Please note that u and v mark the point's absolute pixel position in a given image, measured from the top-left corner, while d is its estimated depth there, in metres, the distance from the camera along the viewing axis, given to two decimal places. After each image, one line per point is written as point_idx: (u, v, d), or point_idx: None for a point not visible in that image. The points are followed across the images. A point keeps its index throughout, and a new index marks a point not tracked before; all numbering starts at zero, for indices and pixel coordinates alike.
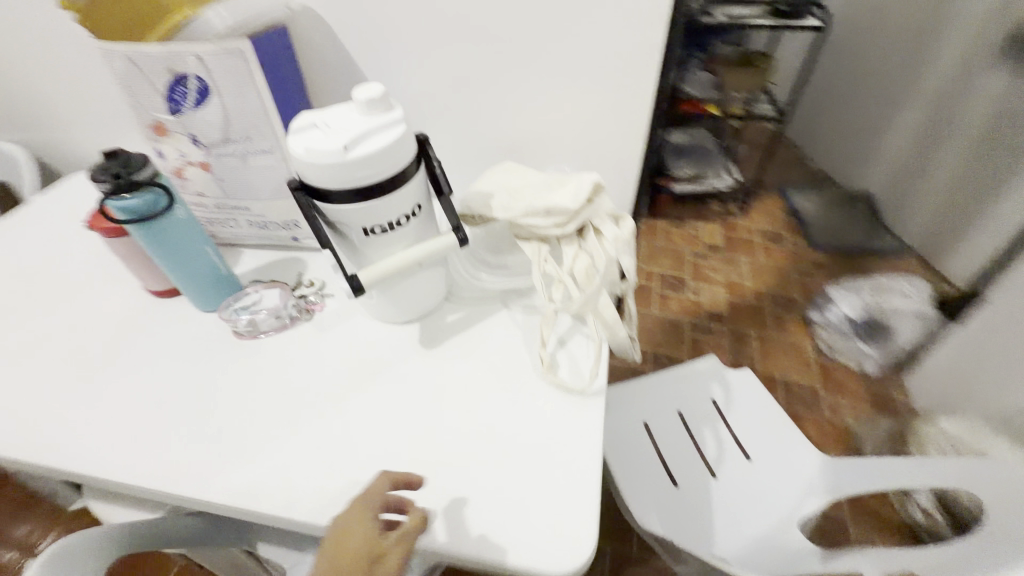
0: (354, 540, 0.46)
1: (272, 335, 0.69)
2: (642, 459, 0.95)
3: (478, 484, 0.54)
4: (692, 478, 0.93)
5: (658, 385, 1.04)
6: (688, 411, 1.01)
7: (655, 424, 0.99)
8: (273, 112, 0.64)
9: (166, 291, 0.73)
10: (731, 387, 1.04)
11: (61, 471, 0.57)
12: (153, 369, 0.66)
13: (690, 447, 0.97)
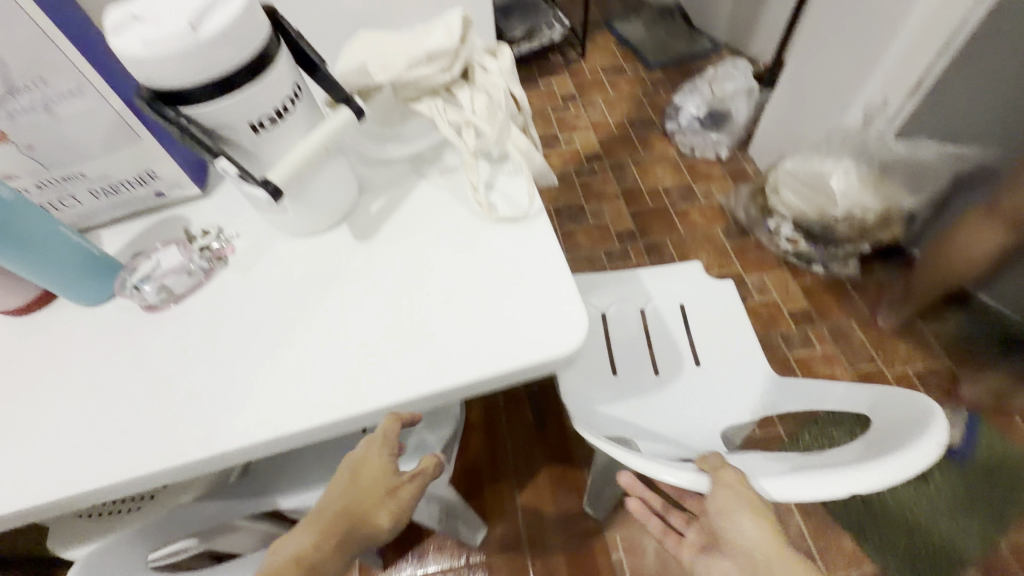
0: (369, 470, 0.60)
1: (193, 295, 0.62)
2: (599, 359, 1.00)
3: (470, 324, 0.56)
4: (639, 368, 0.99)
5: (616, 287, 1.05)
6: (652, 310, 1.04)
7: (613, 314, 1.04)
8: (60, 35, 0.52)
9: (35, 299, 0.62)
10: (698, 283, 1.07)
11: (25, 509, 0.50)
12: (73, 375, 0.57)
13: (645, 344, 1.01)
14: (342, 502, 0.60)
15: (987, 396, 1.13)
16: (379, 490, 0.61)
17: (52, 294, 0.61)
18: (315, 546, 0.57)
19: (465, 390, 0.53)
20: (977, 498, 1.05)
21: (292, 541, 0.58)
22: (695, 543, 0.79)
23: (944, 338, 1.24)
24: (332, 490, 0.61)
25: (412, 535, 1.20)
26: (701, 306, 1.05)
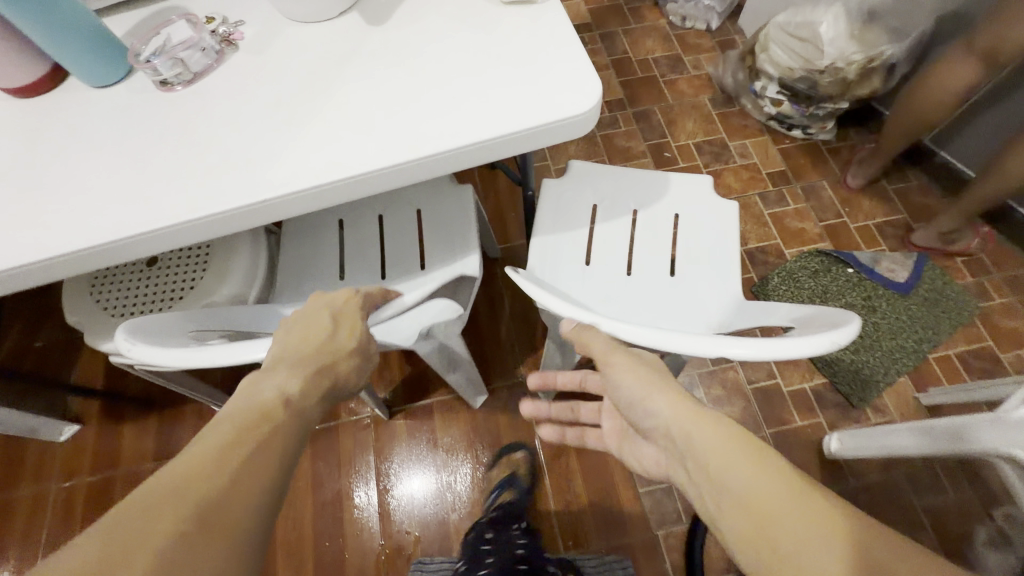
0: (344, 327, 0.60)
1: (209, 74, 0.63)
2: (573, 247, 0.87)
3: (486, 94, 0.59)
4: (613, 261, 0.87)
5: (614, 179, 0.93)
6: (645, 215, 0.90)
7: (605, 205, 0.91)
8: None
9: (42, 78, 0.61)
10: (701, 192, 0.91)
11: (93, 249, 0.55)
12: (109, 145, 0.60)
13: (625, 239, 0.89)
14: (308, 349, 0.56)
15: (935, 238, 1.25)
16: (341, 342, 0.59)
17: (49, 56, 0.60)
18: (297, 380, 0.51)
19: (488, 149, 0.59)
20: (915, 322, 1.21)
21: (265, 384, 0.50)
22: (617, 429, 0.70)
23: (903, 194, 1.36)
24: (280, 344, 0.55)
25: (422, 387, 1.23)
26: (699, 223, 0.89)
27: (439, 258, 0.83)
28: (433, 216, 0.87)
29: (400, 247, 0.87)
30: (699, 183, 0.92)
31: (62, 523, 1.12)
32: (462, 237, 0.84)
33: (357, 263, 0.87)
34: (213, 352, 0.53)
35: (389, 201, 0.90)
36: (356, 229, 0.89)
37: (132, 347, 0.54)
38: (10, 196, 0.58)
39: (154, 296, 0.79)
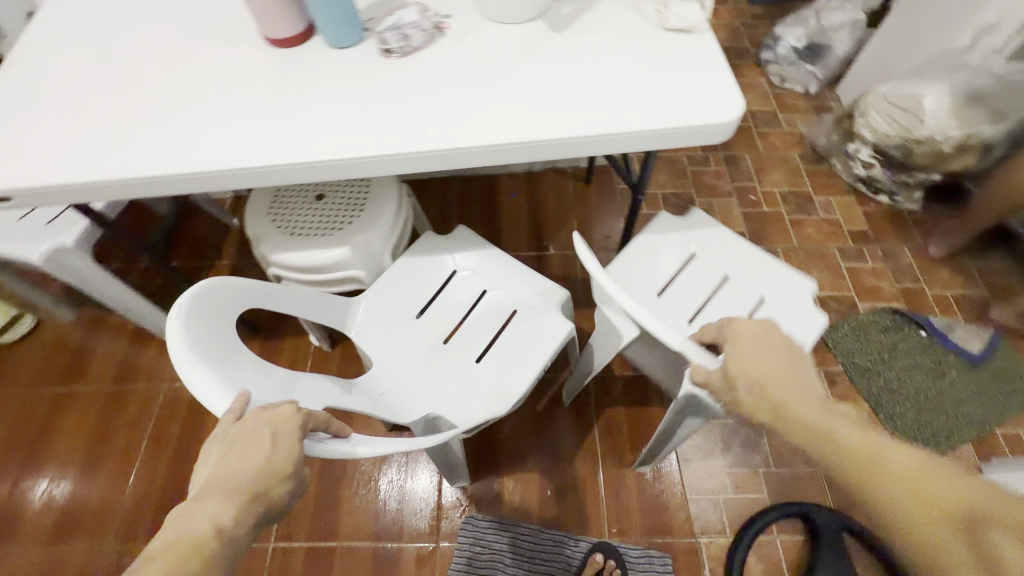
0: (283, 443, 0.54)
1: (420, 50, 0.78)
2: (651, 276, 0.93)
3: (646, 95, 0.72)
4: (681, 307, 0.90)
5: (718, 242, 0.95)
6: (732, 285, 0.91)
7: (700, 259, 0.94)
8: None
9: (296, 37, 0.79)
10: (796, 293, 0.89)
11: (317, 164, 0.70)
12: (335, 90, 0.75)
13: (702, 297, 0.91)
14: (236, 468, 0.52)
15: (1014, 316, 1.29)
16: (279, 464, 0.53)
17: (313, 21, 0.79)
18: (230, 509, 0.49)
19: (640, 140, 0.70)
20: (984, 394, 1.21)
21: (197, 514, 0.48)
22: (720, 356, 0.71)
23: (985, 274, 1.38)
24: (217, 463, 0.52)
25: None
26: (781, 318, 0.87)
27: (494, 365, 0.88)
28: (515, 328, 0.91)
29: (472, 333, 0.93)
30: (804, 288, 0.89)
31: (168, 417, 1.27)
32: (517, 364, 0.86)
33: (434, 320, 0.94)
34: (197, 375, 0.57)
35: (499, 282, 0.95)
36: (451, 293, 0.95)
37: (177, 314, 0.61)
38: (259, 115, 0.74)
39: (317, 222, 0.96)
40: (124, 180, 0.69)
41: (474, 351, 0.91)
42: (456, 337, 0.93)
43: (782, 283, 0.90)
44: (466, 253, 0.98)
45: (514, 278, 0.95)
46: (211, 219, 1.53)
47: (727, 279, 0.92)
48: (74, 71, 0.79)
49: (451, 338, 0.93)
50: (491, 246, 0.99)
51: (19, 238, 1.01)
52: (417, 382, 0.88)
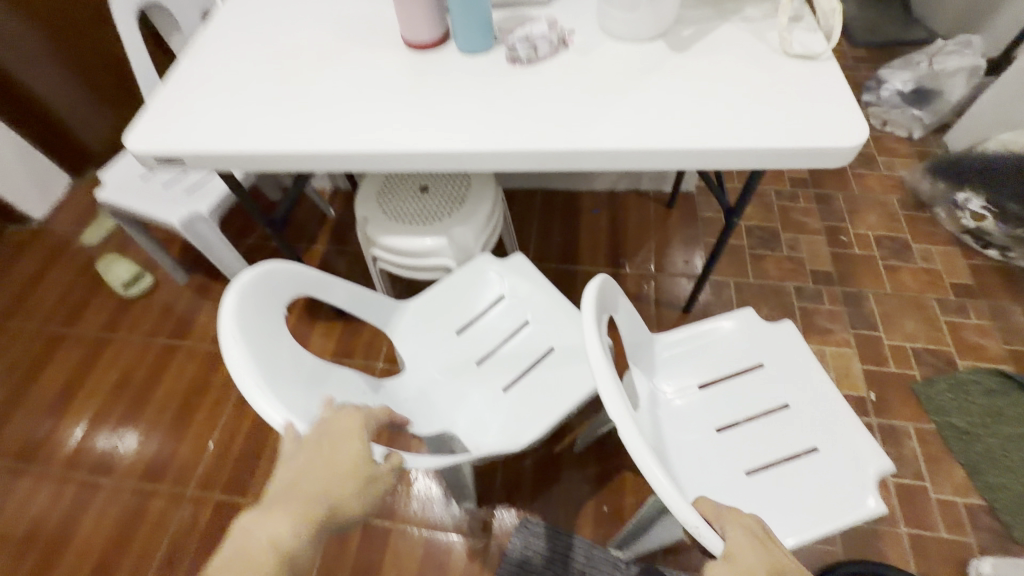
0: (348, 450, 0.52)
1: (544, 61, 0.84)
2: (703, 369, 0.89)
3: (766, 116, 0.73)
4: (722, 411, 0.85)
5: (788, 369, 0.88)
6: (787, 415, 0.83)
7: (761, 375, 0.87)
8: None
9: (431, 43, 0.87)
10: (858, 465, 0.77)
11: (444, 154, 0.76)
12: (463, 91, 0.82)
13: (747, 411, 0.84)
14: (305, 483, 0.50)
15: None
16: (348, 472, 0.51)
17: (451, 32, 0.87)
18: (296, 533, 0.48)
19: (752, 161, 0.72)
20: None
21: (269, 525, 0.48)
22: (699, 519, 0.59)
23: None
24: (286, 475, 0.51)
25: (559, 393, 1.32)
26: (825, 478, 0.76)
27: (519, 402, 0.84)
28: (552, 368, 0.86)
29: (507, 361, 0.89)
30: (872, 471, 0.76)
31: None
32: (537, 405, 0.82)
33: (472, 341, 0.92)
34: (235, 354, 0.53)
35: (543, 317, 0.92)
36: (494, 319, 0.93)
37: (237, 289, 0.59)
38: (393, 109, 0.81)
39: (418, 212, 1.03)
40: (275, 154, 0.78)
41: (502, 381, 0.87)
42: (489, 360, 0.89)
43: (846, 441, 0.79)
44: (523, 280, 0.95)
45: (565, 317, 0.90)
46: (310, 207, 1.66)
47: (785, 409, 0.84)
48: (236, 63, 0.91)
49: (486, 359, 0.90)
50: (549, 284, 0.94)
51: (163, 203, 1.15)
52: (444, 396, 0.86)
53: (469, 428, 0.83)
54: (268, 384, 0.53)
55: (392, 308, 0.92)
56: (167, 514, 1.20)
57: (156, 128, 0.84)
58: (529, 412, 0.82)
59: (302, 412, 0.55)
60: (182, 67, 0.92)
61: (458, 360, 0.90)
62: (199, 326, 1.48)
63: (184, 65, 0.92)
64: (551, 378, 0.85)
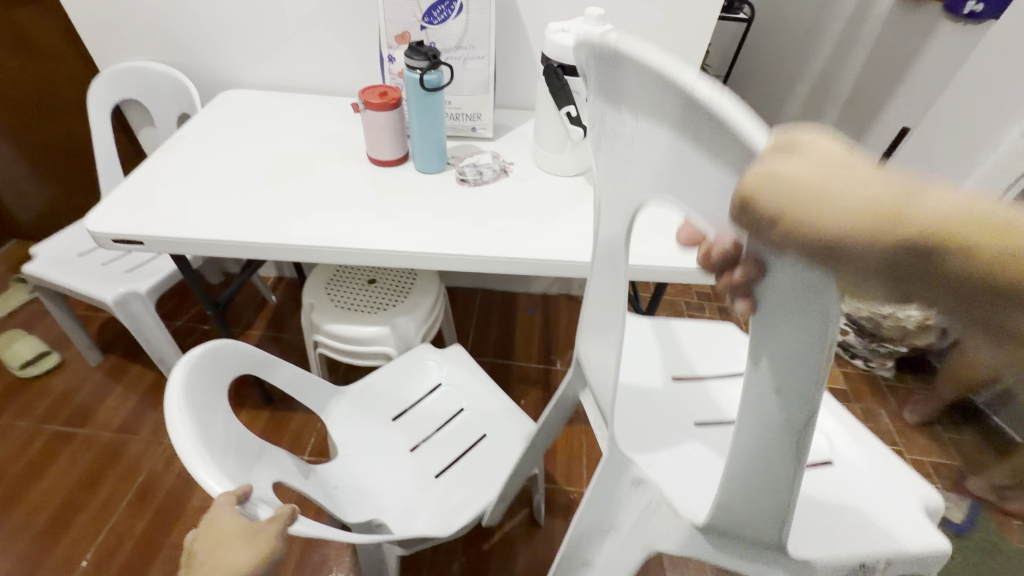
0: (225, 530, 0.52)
1: (487, 185, 1.00)
2: (676, 367, 0.86)
3: (662, 241, 0.91)
4: (698, 411, 0.80)
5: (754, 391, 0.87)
6: None
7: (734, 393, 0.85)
8: (490, 42, 1.00)
9: (392, 161, 1.02)
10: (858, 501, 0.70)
11: (396, 251, 0.86)
12: (416, 202, 0.95)
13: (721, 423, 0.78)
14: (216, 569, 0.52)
15: (988, 490, 1.33)
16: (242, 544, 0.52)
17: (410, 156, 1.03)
18: None
19: (654, 274, 0.88)
20: (972, 566, 1.22)
21: None
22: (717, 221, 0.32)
23: (957, 445, 1.48)
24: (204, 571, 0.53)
25: None
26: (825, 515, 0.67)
27: (449, 488, 0.85)
28: (485, 454, 0.90)
29: (443, 447, 0.92)
30: (891, 498, 0.70)
31: (158, 475, 1.25)
32: (469, 491, 0.85)
33: (410, 426, 0.95)
34: (180, 423, 0.56)
35: (478, 404, 0.98)
36: (431, 406, 0.98)
37: (186, 362, 0.63)
38: (353, 211, 0.92)
39: (365, 302, 1.10)
40: (238, 243, 0.85)
41: (437, 466, 0.89)
42: (424, 447, 0.92)
43: None
44: (460, 370, 1.02)
45: (498, 405, 0.97)
46: (252, 293, 1.67)
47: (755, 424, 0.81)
48: (210, 160, 1.00)
49: (421, 446, 0.92)
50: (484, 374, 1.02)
51: (101, 279, 1.14)
52: (378, 483, 0.86)
53: (401, 513, 0.82)
54: (206, 453, 0.55)
55: (329, 393, 0.94)
56: None
57: (121, 210, 0.89)
58: (459, 498, 0.84)
59: (238, 481, 0.56)
60: (157, 158, 1.00)
61: (394, 445, 0.92)
62: (104, 412, 1.36)
63: (158, 157, 1.01)
64: (483, 464, 0.89)
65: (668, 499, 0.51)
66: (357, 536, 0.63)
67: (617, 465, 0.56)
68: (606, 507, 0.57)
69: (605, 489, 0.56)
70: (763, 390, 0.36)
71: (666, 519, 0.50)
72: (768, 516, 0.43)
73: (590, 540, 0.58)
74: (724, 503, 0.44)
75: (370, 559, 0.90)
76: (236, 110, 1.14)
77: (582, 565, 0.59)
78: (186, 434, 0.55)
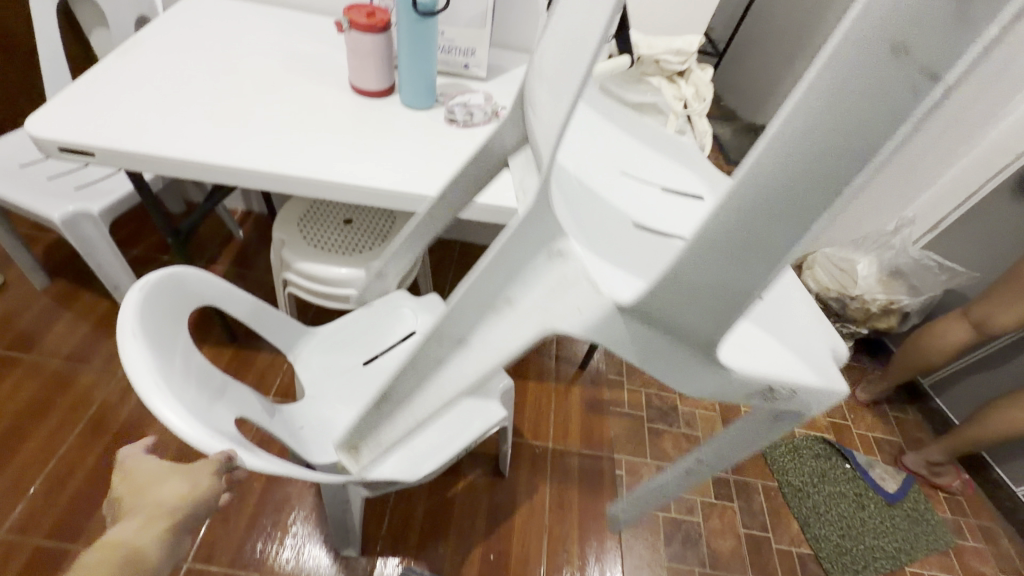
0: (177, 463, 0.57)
1: (477, 128, 0.94)
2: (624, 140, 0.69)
3: None
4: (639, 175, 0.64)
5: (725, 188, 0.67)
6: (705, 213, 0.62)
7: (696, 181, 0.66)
8: None
9: (377, 94, 0.95)
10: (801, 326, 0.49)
11: (378, 188, 0.81)
12: (401, 138, 0.89)
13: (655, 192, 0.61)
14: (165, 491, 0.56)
15: (923, 465, 1.42)
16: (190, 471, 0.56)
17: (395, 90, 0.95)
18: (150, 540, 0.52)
19: None
20: (898, 530, 1.33)
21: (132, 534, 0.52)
22: None
23: (898, 421, 1.58)
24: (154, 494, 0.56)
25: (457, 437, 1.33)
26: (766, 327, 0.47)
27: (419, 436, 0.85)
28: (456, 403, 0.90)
29: None
30: (830, 348, 0.47)
31: (114, 404, 1.21)
32: (439, 438, 0.84)
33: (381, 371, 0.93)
34: (134, 349, 0.52)
35: None
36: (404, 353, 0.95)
37: (142, 286, 0.58)
38: (331, 142, 0.85)
39: (339, 241, 1.05)
40: (204, 165, 0.78)
41: None
42: None
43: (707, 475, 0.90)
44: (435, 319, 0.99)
45: None
46: (217, 226, 1.58)
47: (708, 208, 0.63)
48: (172, 71, 0.90)
49: None
50: None
51: (46, 195, 1.04)
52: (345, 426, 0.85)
53: None
54: (163, 382, 0.52)
55: (299, 334, 0.91)
56: None
57: (68, 116, 0.80)
58: (428, 446, 0.83)
59: (196, 413, 0.53)
60: (111, 62, 0.90)
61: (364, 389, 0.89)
62: (52, 338, 1.29)
63: (111, 61, 0.90)
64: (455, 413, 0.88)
65: (592, 278, 0.40)
66: (319, 475, 0.60)
67: (540, 226, 0.41)
68: (507, 277, 0.43)
69: (517, 256, 0.42)
70: (881, 39, 0.23)
71: (579, 293, 0.41)
72: (738, 296, 0.34)
73: (470, 314, 0.46)
74: (679, 277, 0.35)
75: (335, 499, 0.89)
76: (202, 18, 1.03)
77: (455, 344, 0.48)
78: (142, 361, 0.52)
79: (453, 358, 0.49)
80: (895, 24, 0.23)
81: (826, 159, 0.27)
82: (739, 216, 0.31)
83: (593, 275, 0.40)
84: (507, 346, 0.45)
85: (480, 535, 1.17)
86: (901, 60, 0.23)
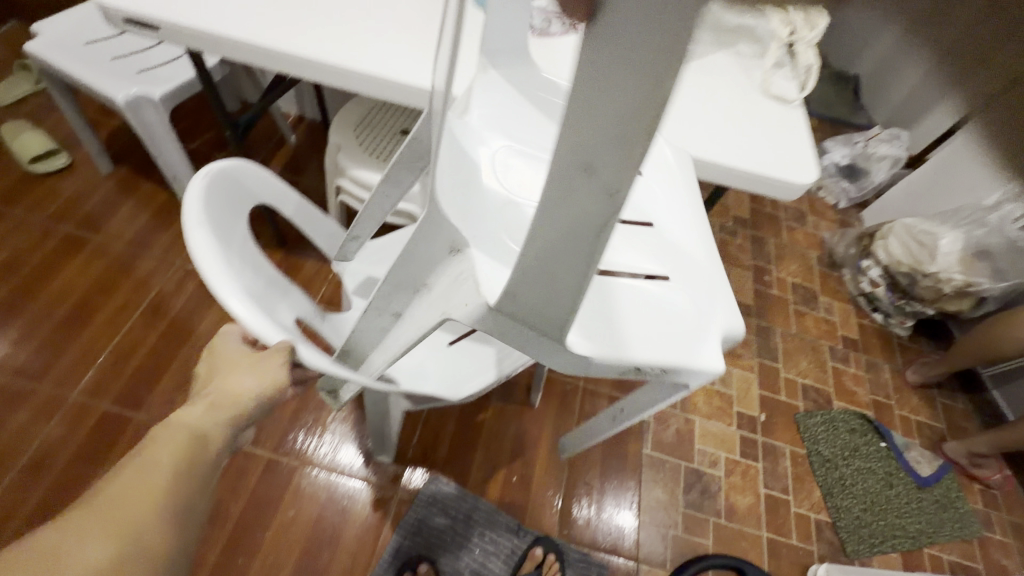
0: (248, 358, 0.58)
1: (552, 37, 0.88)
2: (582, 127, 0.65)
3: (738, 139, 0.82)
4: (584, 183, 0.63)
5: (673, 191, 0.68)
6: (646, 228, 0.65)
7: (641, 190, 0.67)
8: None
9: None
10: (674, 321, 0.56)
11: None
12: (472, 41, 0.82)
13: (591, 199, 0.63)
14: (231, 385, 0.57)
15: (964, 455, 1.37)
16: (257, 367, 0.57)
17: None
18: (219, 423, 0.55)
19: (722, 174, 0.81)
20: (923, 513, 1.31)
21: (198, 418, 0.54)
22: None
23: (945, 408, 1.51)
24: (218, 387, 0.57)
25: None
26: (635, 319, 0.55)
27: (459, 357, 0.85)
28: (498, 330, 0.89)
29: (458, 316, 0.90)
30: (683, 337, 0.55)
31: (172, 292, 1.27)
32: (479, 363, 0.85)
33: None
34: (199, 238, 0.51)
35: None
36: None
37: (203, 174, 0.57)
38: (397, 38, 0.79)
39: (394, 150, 1.01)
40: (267, 51, 0.74)
41: (449, 334, 0.88)
42: None
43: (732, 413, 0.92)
44: None
45: None
46: (271, 128, 1.57)
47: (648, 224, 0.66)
48: None
49: None
50: None
51: (110, 74, 1.04)
52: None
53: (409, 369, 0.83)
54: (230, 273, 0.51)
55: None
56: (35, 424, 1.06)
57: None
58: (468, 368, 0.84)
59: (258, 306, 0.53)
60: None
61: None
62: (117, 222, 1.34)
63: None
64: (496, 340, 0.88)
65: (477, 278, 0.47)
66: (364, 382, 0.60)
67: (433, 235, 0.49)
68: (415, 266, 0.52)
69: (423, 252, 0.51)
70: (571, 166, 0.36)
71: (466, 290, 0.48)
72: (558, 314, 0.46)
73: (404, 295, 0.56)
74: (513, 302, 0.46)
75: (375, 405, 0.93)
76: None
77: (391, 317, 0.58)
78: (207, 249, 0.51)
79: (390, 333, 0.60)
80: (578, 159, 0.35)
81: (567, 234, 0.40)
82: (535, 254, 0.42)
83: (478, 278, 0.47)
84: (423, 322, 0.55)
85: (504, 457, 1.21)
86: (590, 178, 0.36)
